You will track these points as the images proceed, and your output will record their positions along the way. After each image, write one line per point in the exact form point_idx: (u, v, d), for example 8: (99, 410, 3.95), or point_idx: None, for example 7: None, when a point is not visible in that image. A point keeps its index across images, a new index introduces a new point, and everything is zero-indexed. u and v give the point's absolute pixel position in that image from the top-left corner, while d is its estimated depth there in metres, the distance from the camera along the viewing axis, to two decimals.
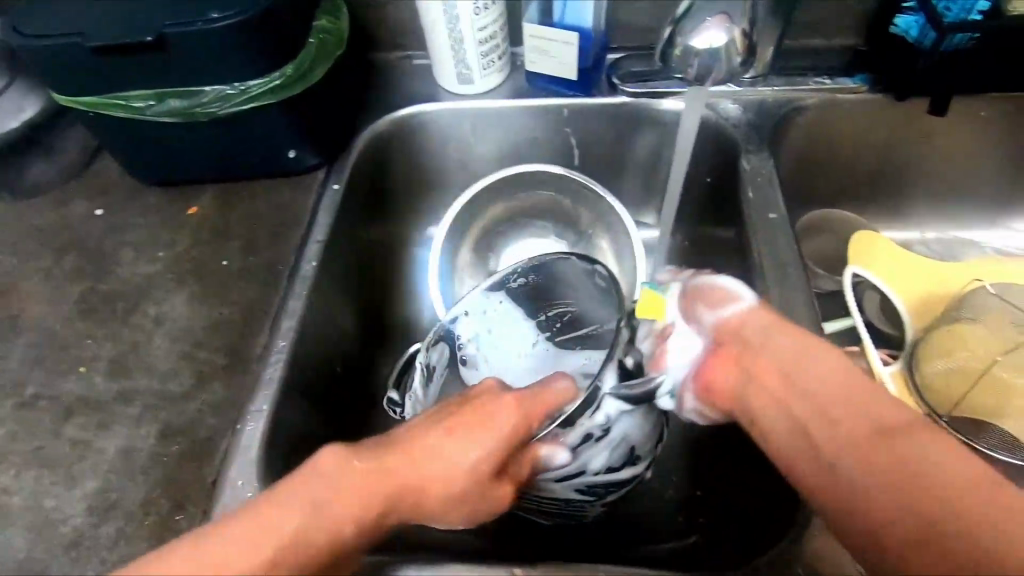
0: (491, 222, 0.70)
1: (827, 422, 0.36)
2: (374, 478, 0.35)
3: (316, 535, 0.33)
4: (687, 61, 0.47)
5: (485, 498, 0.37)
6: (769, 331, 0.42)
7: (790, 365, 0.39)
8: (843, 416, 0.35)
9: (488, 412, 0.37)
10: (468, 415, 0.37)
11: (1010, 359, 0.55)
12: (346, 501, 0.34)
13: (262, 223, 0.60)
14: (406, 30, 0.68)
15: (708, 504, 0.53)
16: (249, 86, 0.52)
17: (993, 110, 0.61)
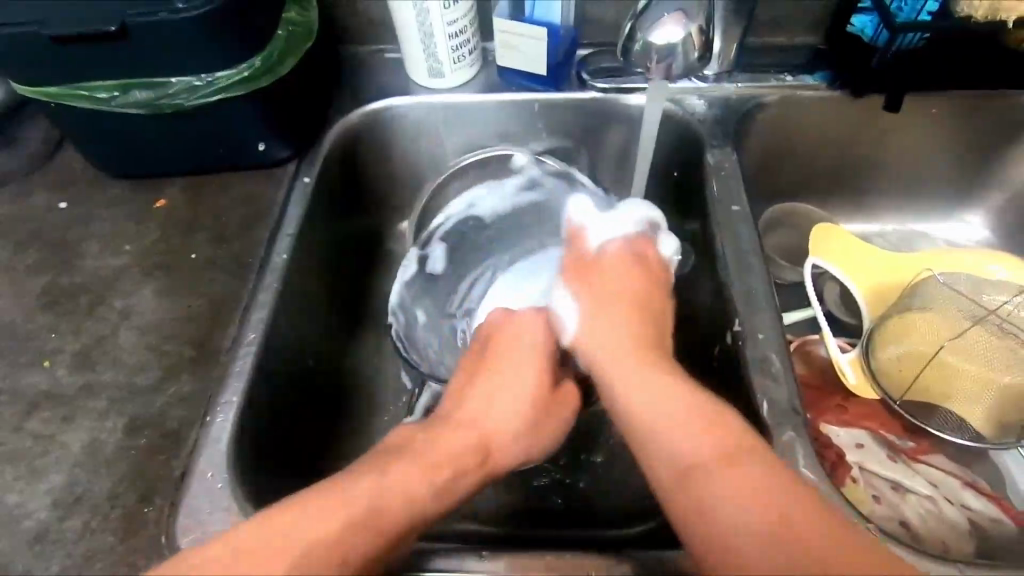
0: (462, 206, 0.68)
1: (716, 490, 0.33)
2: (390, 506, 0.34)
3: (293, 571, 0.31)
4: (647, 57, 0.48)
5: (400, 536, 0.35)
6: (638, 321, 0.46)
7: (688, 422, 0.36)
8: (729, 492, 0.32)
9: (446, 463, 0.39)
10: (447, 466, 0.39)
11: (957, 344, 0.58)
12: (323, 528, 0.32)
13: (230, 216, 0.60)
14: (377, 24, 0.68)
15: None
16: (217, 78, 0.52)
17: (943, 109, 0.63)
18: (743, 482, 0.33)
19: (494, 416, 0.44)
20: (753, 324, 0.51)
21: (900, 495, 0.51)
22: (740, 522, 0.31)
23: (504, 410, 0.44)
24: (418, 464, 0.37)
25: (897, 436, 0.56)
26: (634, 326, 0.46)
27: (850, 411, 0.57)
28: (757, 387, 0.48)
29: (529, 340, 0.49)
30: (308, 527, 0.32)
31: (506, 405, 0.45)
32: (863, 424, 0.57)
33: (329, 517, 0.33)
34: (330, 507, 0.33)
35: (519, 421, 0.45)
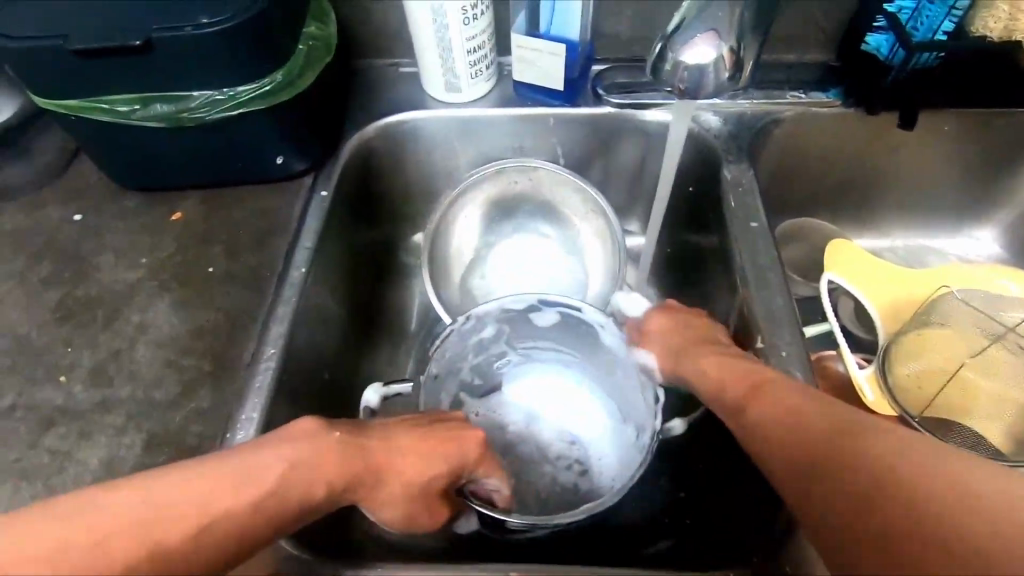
0: (501, 208, 0.70)
1: (787, 424, 0.38)
2: (272, 486, 0.34)
3: (162, 520, 0.31)
4: (680, 77, 0.49)
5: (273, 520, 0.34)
6: (695, 336, 0.53)
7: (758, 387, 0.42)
8: (795, 421, 0.38)
9: (337, 472, 0.37)
10: (338, 476, 0.37)
11: (977, 362, 0.58)
12: (207, 491, 0.32)
13: (248, 228, 0.60)
14: (393, 36, 0.68)
15: (694, 505, 0.55)
16: (238, 92, 0.52)
17: (956, 127, 0.64)
18: (803, 417, 0.38)
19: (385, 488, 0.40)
20: (774, 340, 0.51)
21: None
22: (799, 439, 0.37)
23: (394, 485, 0.40)
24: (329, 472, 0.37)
25: None
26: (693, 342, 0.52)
27: None
28: None
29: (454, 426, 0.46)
30: (203, 497, 0.32)
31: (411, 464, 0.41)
32: None
33: (232, 491, 0.33)
34: (211, 492, 0.32)
35: (404, 501, 0.41)
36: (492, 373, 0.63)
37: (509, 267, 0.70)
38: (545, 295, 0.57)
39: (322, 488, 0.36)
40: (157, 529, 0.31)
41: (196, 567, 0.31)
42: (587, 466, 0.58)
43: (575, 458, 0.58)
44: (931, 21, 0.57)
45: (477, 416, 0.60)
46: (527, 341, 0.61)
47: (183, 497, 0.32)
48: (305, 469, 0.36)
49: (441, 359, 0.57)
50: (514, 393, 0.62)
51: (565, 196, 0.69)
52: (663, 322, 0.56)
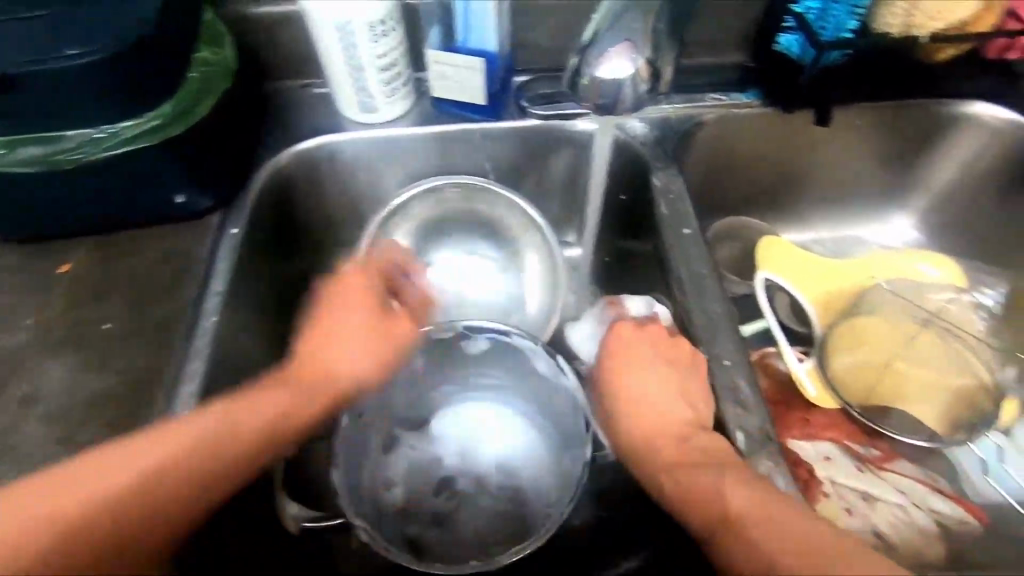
0: (434, 224, 0.67)
1: (747, 523, 0.38)
2: (170, 459, 0.41)
3: (73, 517, 0.39)
4: (597, 92, 0.48)
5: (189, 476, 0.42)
6: (664, 387, 0.48)
7: (714, 473, 0.42)
8: (762, 526, 0.37)
9: (229, 433, 0.44)
10: (236, 429, 0.44)
11: (907, 350, 0.60)
12: (131, 460, 0.41)
13: (149, 276, 0.54)
14: (300, 56, 0.64)
15: (644, 523, 0.54)
16: (121, 129, 0.48)
17: (868, 121, 0.66)
18: (770, 519, 0.37)
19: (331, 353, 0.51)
20: (716, 348, 0.50)
21: (870, 504, 0.51)
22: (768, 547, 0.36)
23: (321, 357, 0.51)
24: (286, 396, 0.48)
25: (858, 445, 0.56)
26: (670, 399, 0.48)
27: (813, 423, 0.57)
28: (730, 417, 0.47)
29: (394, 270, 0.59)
30: (140, 465, 0.40)
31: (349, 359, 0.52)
32: (827, 434, 0.57)
33: (151, 455, 0.41)
34: (116, 468, 0.40)
35: (367, 365, 0.52)
36: (430, 404, 0.60)
37: (449, 285, 0.67)
38: (471, 322, 0.56)
39: (228, 449, 0.43)
40: (94, 495, 0.39)
41: (115, 529, 0.39)
42: (528, 497, 0.55)
43: (518, 487, 0.56)
44: (838, 19, 0.57)
45: (414, 451, 0.58)
46: (461, 369, 0.60)
47: (105, 467, 0.40)
48: (194, 429, 0.43)
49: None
50: (455, 424, 0.59)
51: (497, 210, 0.66)
52: (619, 347, 0.51)
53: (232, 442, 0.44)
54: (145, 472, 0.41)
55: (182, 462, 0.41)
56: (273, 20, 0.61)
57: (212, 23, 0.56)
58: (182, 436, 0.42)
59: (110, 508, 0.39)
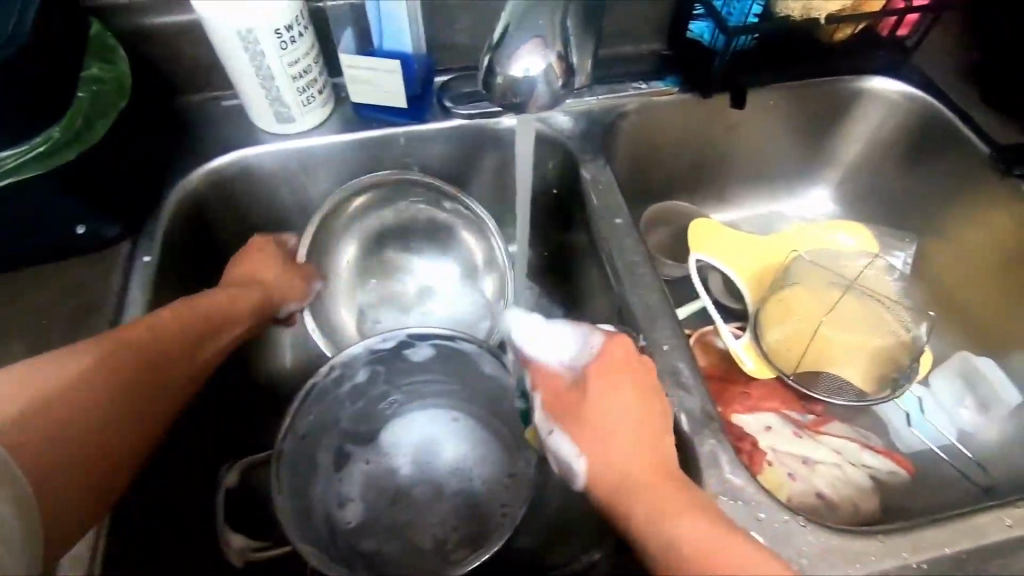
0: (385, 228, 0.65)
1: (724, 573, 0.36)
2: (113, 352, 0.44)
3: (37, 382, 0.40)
4: (510, 91, 0.47)
5: (134, 370, 0.44)
6: (637, 415, 0.45)
7: (703, 538, 0.38)
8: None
9: (154, 332, 0.46)
10: (167, 338, 0.47)
11: (831, 316, 0.63)
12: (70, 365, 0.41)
13: (53, 315, 0.50)
14: (205, 68, 0.60)
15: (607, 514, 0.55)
16: (1, 159, 0.44)
17: (779, 100, 0.69)
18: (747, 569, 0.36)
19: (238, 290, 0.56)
20: (655, 334, 0.51)
21: (810, 467, 0.54)
22: None
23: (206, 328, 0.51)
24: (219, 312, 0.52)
25: (795, 412, 0.59)
26: (645, 441, 0.43)
27: (752, 395, 0.60)
28: (673, 400, 0.48)
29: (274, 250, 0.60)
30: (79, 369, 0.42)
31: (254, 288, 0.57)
32: (766, 404, 0.59)
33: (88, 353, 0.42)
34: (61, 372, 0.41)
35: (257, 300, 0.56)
36: (376, 415, 0.59)
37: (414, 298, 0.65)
38: (415, 329, 0.54)
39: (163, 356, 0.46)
40: (60, 389, 0.40)
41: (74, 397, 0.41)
42: (489, 499, 0.54)
43: (476, 488, 0.55)
44: (742, 6, 0.59)
45: (366, 465, 0.57)
46: (407, 378, 0.58)
47: (56, 368, 0.41)
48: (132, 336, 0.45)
49: (307, 418, 0.53)
50: (408, 432, 0.58)
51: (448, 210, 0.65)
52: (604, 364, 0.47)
53: (169, 341, 0.47)
54: (83, 381, 0.41)
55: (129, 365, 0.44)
56: (170, 31, 0.57)
57: (100, 36, 0.51)
58: (119, 344, 0.44)
59: (68, 398, 0.40)
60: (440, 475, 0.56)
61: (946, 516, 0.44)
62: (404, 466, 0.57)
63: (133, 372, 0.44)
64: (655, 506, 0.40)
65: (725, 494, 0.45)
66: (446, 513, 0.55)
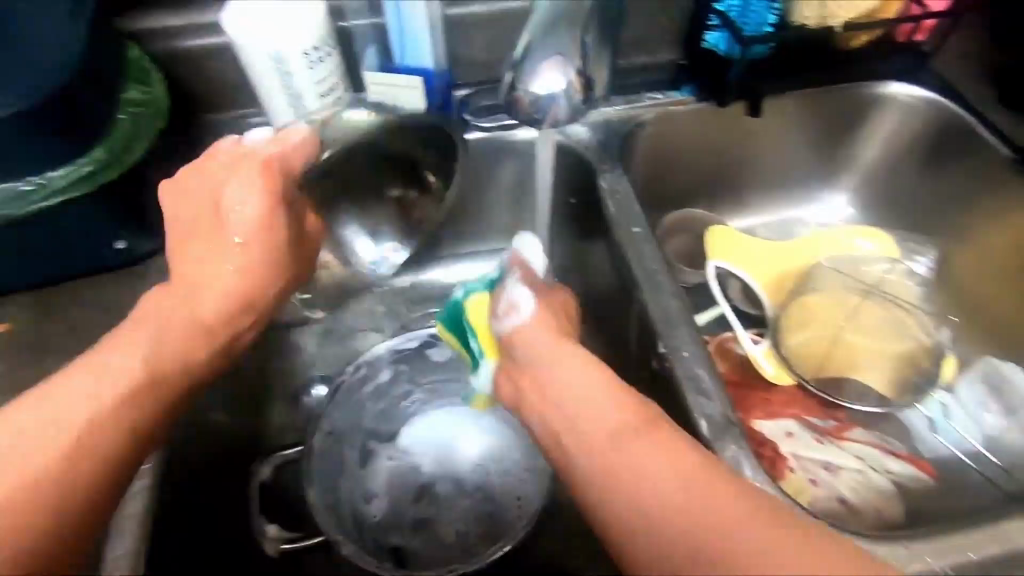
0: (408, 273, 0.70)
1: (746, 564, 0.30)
2: (53, 398, 0.40)
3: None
4: (531, 107, 0.49)
5: (73, 409, 0.40)
6: (577, 361, 0.43)
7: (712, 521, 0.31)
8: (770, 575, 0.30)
9: (89, 366, 0.42)
10: (101, 362, 0.42)
11: (853, 322, 0.62)
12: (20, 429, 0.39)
13: (94, 327, 0.52)
14: (234, 87, 0.62)
15: None
16: (50, 179, 0.46)
17: (795, 107, 0.69)
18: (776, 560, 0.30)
19: (225, 264, 0.49)
20: (674, 340, 0.52)
21: (833, 473, 0.54)
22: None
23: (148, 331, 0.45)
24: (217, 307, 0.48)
25: (816, 417, 0.59)
26: (545, 343, 0.45)
27: (773, 401, 0.60)
28: (692, 405, 0.49)
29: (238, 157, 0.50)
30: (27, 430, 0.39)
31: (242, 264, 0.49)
32: (787, 410, 0.59)
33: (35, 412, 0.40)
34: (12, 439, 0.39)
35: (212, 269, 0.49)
36: (399, 415, 0.61)
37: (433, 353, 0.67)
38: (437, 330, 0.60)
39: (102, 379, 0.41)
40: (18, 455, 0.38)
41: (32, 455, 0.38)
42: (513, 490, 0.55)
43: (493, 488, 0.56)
44: (759, 14, 0.60)
45: (390, 462, 0.58)
46: (427, 377, 0.62)
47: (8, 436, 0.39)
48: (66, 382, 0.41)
49: (333, 416, 0.57)
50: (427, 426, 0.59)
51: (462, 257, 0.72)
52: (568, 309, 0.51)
53: (107, 367, 0.42)
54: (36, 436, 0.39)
55: (70, 405, 0.40)
56: (202, 54, 0.59)
57: (138, 59, 0.54)
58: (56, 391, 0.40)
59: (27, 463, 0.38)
60: (461, 472, 0.57)
61: (971, 522, 0.44)
62: (426, 463, 0.58)
63: (77, 417, 0.40)
64: (659, 501, 0.33)
65: None
66: (466, 510, 0.55)
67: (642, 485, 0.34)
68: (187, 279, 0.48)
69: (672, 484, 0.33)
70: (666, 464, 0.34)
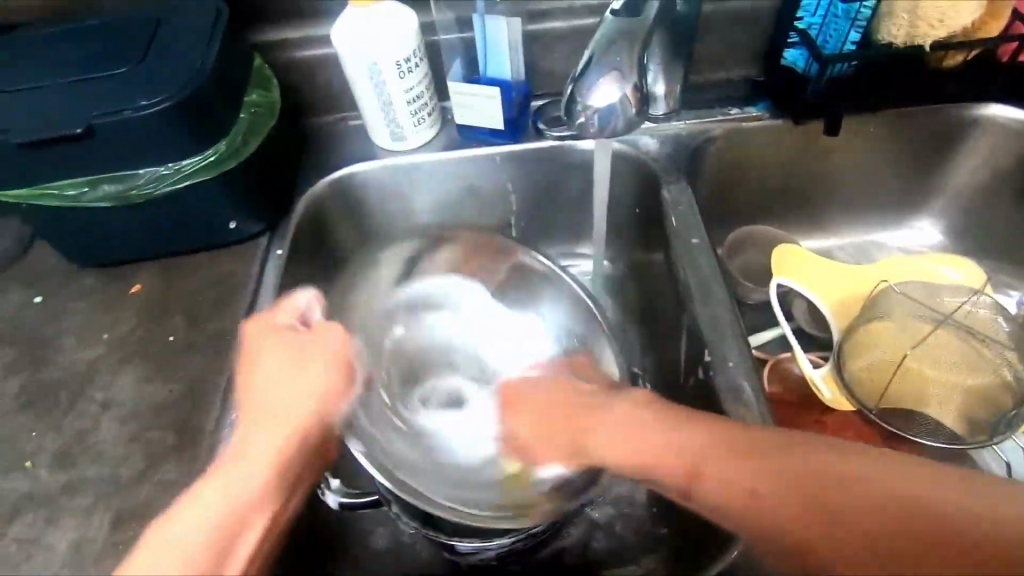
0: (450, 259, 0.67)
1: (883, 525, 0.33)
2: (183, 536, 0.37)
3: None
4: (587, 117, 0.51)
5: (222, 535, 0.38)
6: (622, 413, 0.44)
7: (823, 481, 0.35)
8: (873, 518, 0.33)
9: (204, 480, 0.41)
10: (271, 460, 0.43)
11: (919, 350, 0.61)
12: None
13: (206, 294, 0.61)
14: (335, 93, 0.70)
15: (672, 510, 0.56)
16: (182, 165, 0.54)
17: (880, 126, 0.67)
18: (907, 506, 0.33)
19: (280, 400, 0.46)
20: (723, 351, 0.53)
21: None
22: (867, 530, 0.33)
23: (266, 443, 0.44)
24: (279, 441, 0.44)
25: (874, 446, 0.57)
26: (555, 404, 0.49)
27: (827, 425, 0.59)
28: (735, 416, 0.50)
29: (291, 323, 0.51)
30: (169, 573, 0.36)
31: (302, 395, 0.47)
32: (843, 435, 0.58)
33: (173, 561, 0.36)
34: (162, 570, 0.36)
35: (326, 379, 0.49)
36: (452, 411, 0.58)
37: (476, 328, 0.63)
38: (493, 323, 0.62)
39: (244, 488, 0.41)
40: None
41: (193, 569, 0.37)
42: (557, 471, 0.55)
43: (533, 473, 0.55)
44: (839, 31, 0.60)
45: None
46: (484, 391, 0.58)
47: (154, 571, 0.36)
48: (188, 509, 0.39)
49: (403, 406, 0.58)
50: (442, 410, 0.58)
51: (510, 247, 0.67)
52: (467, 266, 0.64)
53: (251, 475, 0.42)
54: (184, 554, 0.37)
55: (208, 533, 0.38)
56: (311, 63, 0.67)
57: (260, 67, 0.63)
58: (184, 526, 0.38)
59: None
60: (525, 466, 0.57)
61: None
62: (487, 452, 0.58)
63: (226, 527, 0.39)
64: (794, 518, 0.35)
65: None
66: None
67: (796, 499, 0.35)
68: (253, 421, 0.45)
69: (794, 460, 0.36)
70: (766, 475, 0.36)
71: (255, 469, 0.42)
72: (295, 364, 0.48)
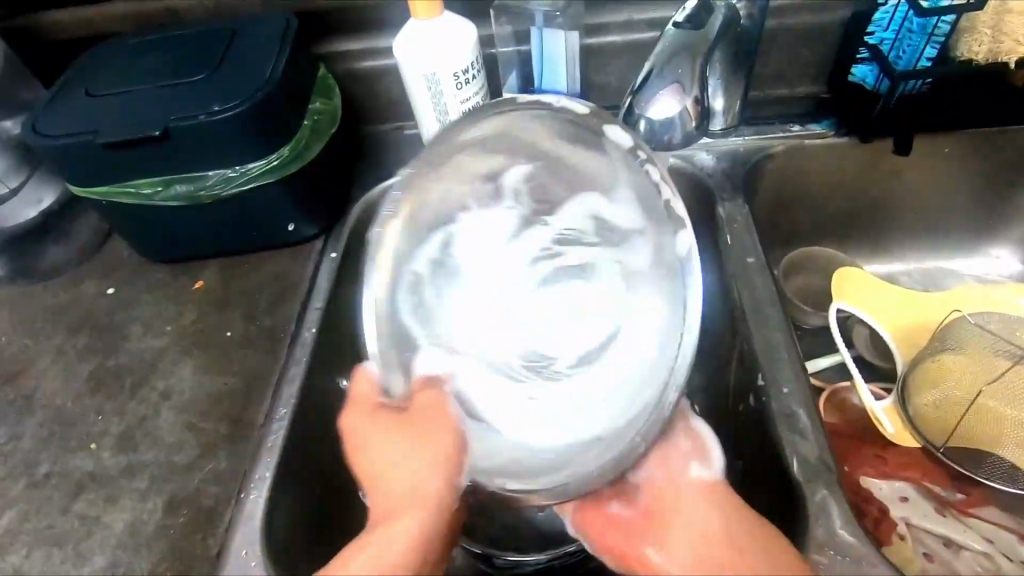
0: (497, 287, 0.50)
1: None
2: None
3: None
4: (647, 132, 0.51)
5: None
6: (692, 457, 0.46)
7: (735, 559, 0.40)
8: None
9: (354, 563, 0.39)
10: (402, 520, 0.41)
11: (995, 388, 0.56)
12: None
13: (263, 292, 0.63)
14: (394, 103, 0.72)
15: None
16: (249, 169, 0.56)
17: (955, 147, 0.64)
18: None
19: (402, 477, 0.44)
20: (778, 374, 0.51)
21: (953, 551, 0.49)
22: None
23: (396, 532, 0.40)
24: (412, 527, 0.41)
25: (942, 487, 0.54)
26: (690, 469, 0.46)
27: (890, 460, 0.56)
28: (786, 444, 0.48)
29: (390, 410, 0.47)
30: None
31: (418, 465, 0.43)
32: (906, 473, 0.55)
33: None
34: None
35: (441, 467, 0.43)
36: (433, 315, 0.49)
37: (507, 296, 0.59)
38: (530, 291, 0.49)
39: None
40: None
41: None
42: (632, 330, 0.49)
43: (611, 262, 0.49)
44: (913, 47, 0.57)
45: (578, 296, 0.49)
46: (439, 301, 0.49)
47: None
48: None
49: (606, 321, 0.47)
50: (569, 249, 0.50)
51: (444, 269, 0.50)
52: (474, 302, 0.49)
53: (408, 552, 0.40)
54: None
55: None
56: (372, 74, 0.70)
57: (324, 76, 0.65)
58: None
59: None
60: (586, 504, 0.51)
61: None
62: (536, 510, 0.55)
63: None
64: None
65: (830, 548, 0.43)
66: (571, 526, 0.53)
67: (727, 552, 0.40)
68: (387, 518, 0.42)
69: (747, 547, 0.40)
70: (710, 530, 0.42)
71: (390, 542, 0.40)
72: (412, 445, 0.44)
